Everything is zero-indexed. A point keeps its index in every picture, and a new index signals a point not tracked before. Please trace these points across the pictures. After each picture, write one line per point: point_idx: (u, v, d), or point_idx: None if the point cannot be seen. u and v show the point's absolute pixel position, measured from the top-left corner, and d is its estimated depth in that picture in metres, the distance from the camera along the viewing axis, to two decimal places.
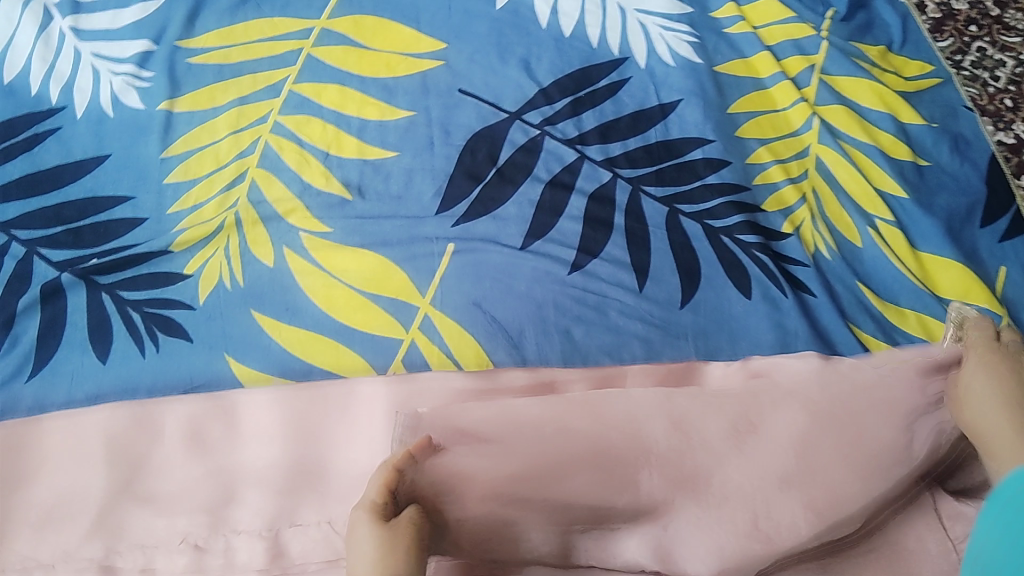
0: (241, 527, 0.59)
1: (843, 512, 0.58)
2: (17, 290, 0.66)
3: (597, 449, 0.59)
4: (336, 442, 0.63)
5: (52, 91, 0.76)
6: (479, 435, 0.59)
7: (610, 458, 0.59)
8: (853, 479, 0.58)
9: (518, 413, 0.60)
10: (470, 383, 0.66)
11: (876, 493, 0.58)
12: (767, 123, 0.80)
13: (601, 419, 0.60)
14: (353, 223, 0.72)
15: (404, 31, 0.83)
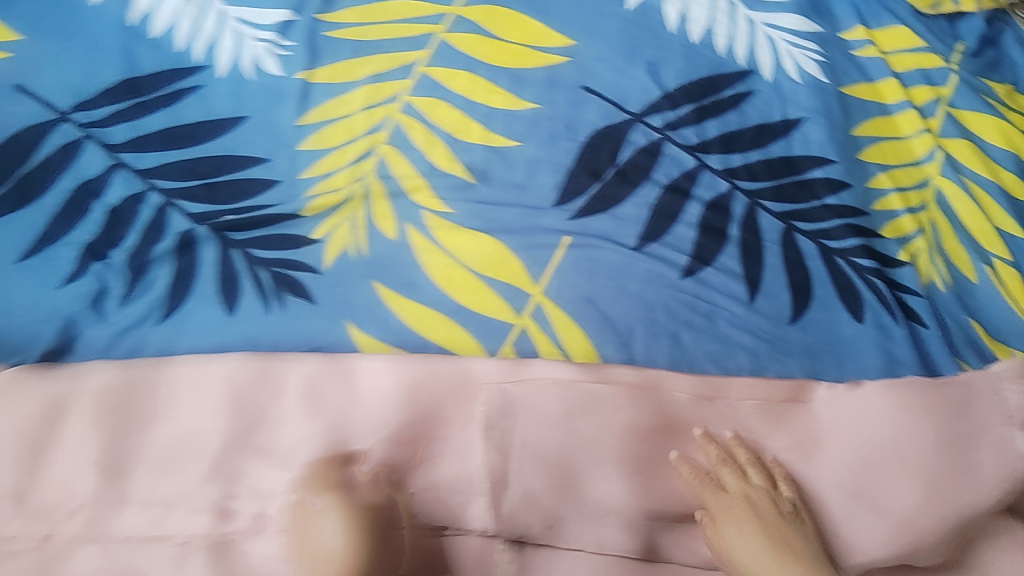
0: None
1: (918, 528, 0.62)
2: (153, 237, 0.69)
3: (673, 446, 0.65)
4: (447, 415, 0.64)
5: (197, 50, 0.78)
6: (571, 419, 0.65)
7: (683, 450, 0.65)
8: (921, 496, 0.63)
9: (603, 404, 0.65)
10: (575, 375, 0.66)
11: (944, 512, 0.63)
12: (889, 150, 0.80)
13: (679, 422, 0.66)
14: (475, 207, 0.74)
15: (535, 25, 0.84)
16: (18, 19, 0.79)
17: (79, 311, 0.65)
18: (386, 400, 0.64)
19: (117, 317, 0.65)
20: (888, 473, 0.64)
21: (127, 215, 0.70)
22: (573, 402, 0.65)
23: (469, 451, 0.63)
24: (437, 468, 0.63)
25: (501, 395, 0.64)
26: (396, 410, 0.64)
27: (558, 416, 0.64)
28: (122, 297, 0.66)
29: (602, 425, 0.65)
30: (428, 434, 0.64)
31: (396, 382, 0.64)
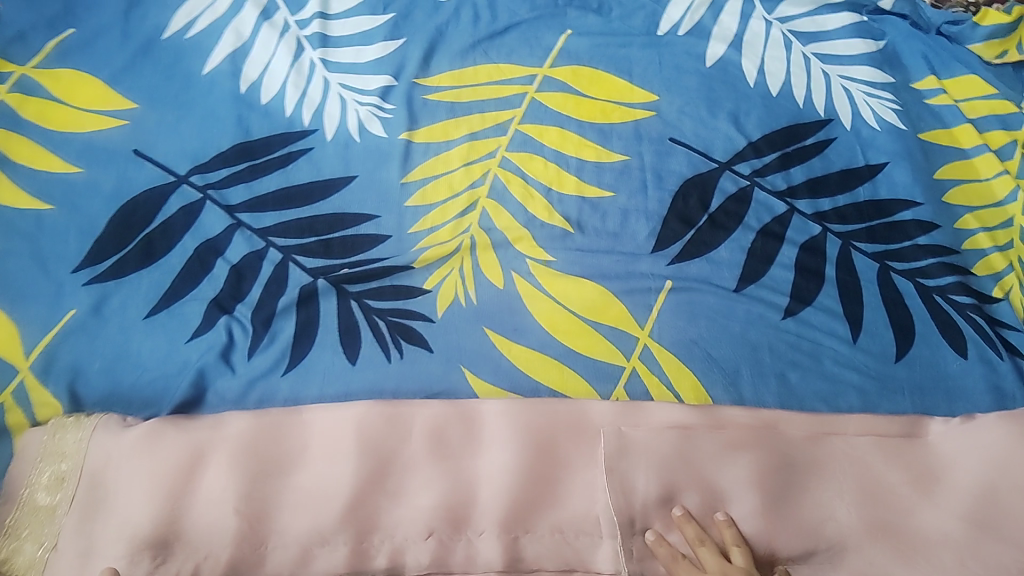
0: (481, 529, 0.63)
1: None
2: (275, 292, 0.72)
3: (791, 485, 0.65)
4: (569, 456, 0.66)
5: (304, 115, 0.83)
6: (685, 461, 0.65)
7: (800, 489, 0.65)
8: None
9: (710, 448, 0.65)
10: (691, 416, 0.67)
11: None
12: (973, 191, 0.82)
13: (795, 460, 0.66)
14: (574, 255, 0.77)
15: (618, 82, 0.88)
16: (132, 89, 0.84)
17: (210, 362, 0.68)
18: (510, 442, 0.65)
19: (245, 370, 0.68)
20: (1005, 503, 0.64)
21: (249, 271, 0.73)
22: (691, 442, 0.65)
23: (592, 490, 0.65)
24: (563, 508, 0.64)
25: (621, 435, 0.65)
26: (519, 452, 0.65)
27: (677, 456, 0.65)
28: (249, 349, 0.69)
29: (725, 467, 0.65)
30: (552, 475, 0.65)
31: (518, 424, 0.66)
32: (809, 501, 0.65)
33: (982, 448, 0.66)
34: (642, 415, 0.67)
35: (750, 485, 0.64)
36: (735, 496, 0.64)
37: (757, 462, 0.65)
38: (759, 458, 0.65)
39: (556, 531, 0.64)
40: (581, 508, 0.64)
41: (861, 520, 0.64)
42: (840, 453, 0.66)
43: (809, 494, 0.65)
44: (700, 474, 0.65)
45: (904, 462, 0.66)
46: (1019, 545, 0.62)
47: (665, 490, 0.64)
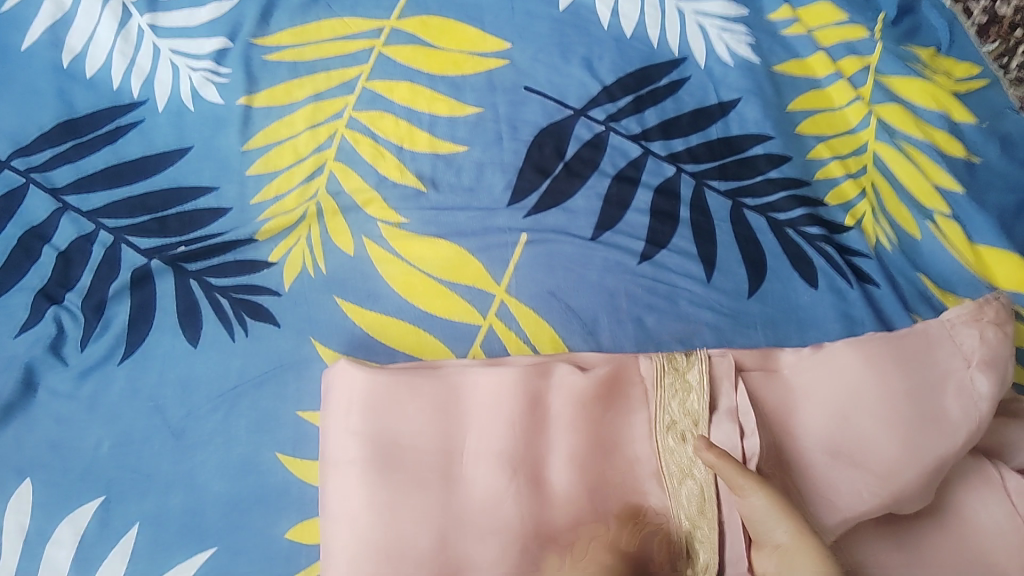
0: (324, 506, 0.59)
1: (901, 482, 0.60)
2: (106, 275, 0.68)
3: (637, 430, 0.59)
4: (433, 438, 0.58)
5: (134, 85, 0.78)
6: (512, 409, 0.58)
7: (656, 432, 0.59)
8: (891, 445, 0.61)
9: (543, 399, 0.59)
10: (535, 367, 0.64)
11: (919, 458, 0.60)
12: (824, 121, 0.83)
13: None
14: (429, 215, 0.75)
15: (469, 31, 0.85)
16: None
17: (38, 356, 0.65)
18: (374, 430, 0.58)
19: (78, 360, 0.65)
20: (860, 427, 0.61)
21: (78, 255, 0.69)
22: (550, 396, 0.59)
23: (475, 469, 0.57)
24: (448, 495, 0.56)
25: (477, 402, 0.59)
26: (386, 440, 0.58)
27: (551, 418, 0.59)
28: (81, 339, 0.66)
29: (592, 418, 0.59)
30: (426, 464, 0.57)
31: (381, 408, 0.59)
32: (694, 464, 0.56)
33: (835, 376, 0.63)
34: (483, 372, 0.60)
35: (614, 448, 0.59)
36: (611, 465, 0.58)
37: (615, 417, 0.60)
38: (619, 414, 0.60)
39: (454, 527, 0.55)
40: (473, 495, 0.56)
41: (761, 485, 0.52)
42: (717, 404, 0.58)
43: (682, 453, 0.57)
44: (567, 428, 0.58)
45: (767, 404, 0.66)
46: (871, 472, 0.60)
47: (543, 458, 0.58)
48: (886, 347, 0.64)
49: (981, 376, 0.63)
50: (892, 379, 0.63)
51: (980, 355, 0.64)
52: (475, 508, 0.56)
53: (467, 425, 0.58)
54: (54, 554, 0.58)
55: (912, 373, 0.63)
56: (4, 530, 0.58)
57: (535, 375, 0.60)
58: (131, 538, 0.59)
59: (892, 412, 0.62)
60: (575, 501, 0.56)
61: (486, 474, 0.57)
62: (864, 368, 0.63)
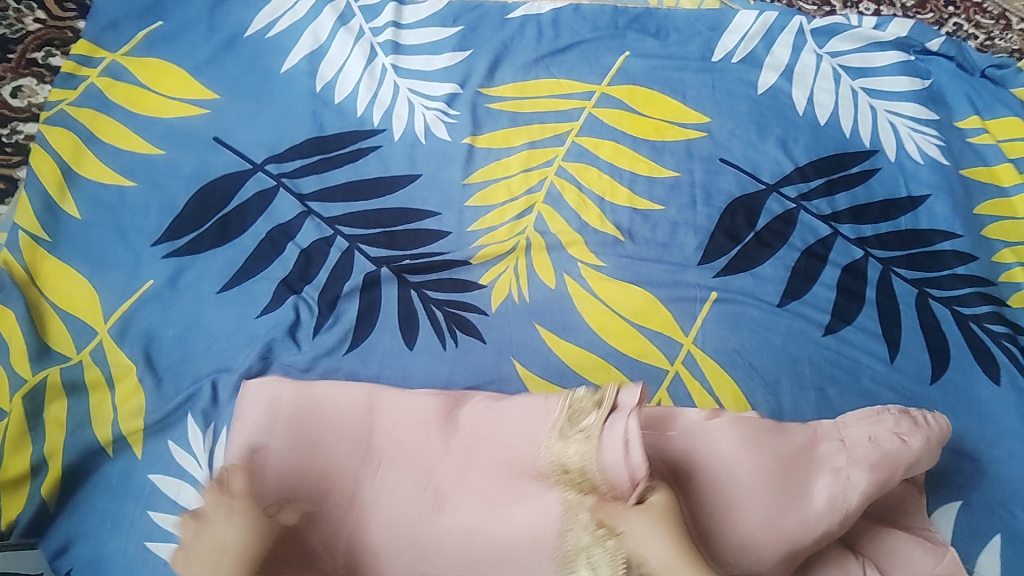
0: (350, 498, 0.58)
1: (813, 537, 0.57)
2: (340, 276, 0.76)
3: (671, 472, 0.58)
4: (345, 438, 0.60)
5: (375, 115, 0.87)
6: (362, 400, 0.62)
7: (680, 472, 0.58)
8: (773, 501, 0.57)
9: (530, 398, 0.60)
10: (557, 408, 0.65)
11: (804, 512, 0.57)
12: (1011, 227, 0.85)
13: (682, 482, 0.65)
14: (624, 261, 0.80)
15: (672, 102, 0.92)
16: (215, 80, 0.89)
17: (278, 337, 0.72)
18: (311, 417, 0.61)
19: (310, 346, 0.72)
20: (756, 475, 0.58)
21: (317, 255, 0.77)
22: (449, 416, 0.61)
23: (436, 479, 0.58)
24: (347, 495, 0.58)
25: (451, 429, 0.60)
26: (275, 436, 0.60)
27: (476, 435, 0.59)
28: (314, 328, 0.73)
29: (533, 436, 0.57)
30: (367, 466, 0.59)
31: (299, 405, 0.61)
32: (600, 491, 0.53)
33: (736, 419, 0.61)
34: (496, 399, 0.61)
35: (498, 463, 0.57)
36: (528, 490, 0.56)
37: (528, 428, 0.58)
38: (520, 430, 0.58)
39: (335, 526, 0.57)
40: (389, 503, 0.57)
41: (641, 510, 0.51)
42: (618, 415, 0.54)
43: (582, 466, 0.54)
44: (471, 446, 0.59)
45: (931, 493, 0.69)
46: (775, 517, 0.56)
47: (520, 478, 0.56)
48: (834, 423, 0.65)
49: (909, 437, 0.64)
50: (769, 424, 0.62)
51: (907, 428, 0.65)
52: (379, 515, 0.57)
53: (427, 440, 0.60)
54: None
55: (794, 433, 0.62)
56: None
57: (485, 409, 0.60)
58: None
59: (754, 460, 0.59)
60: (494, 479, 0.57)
61: (394, 457, 0.59)
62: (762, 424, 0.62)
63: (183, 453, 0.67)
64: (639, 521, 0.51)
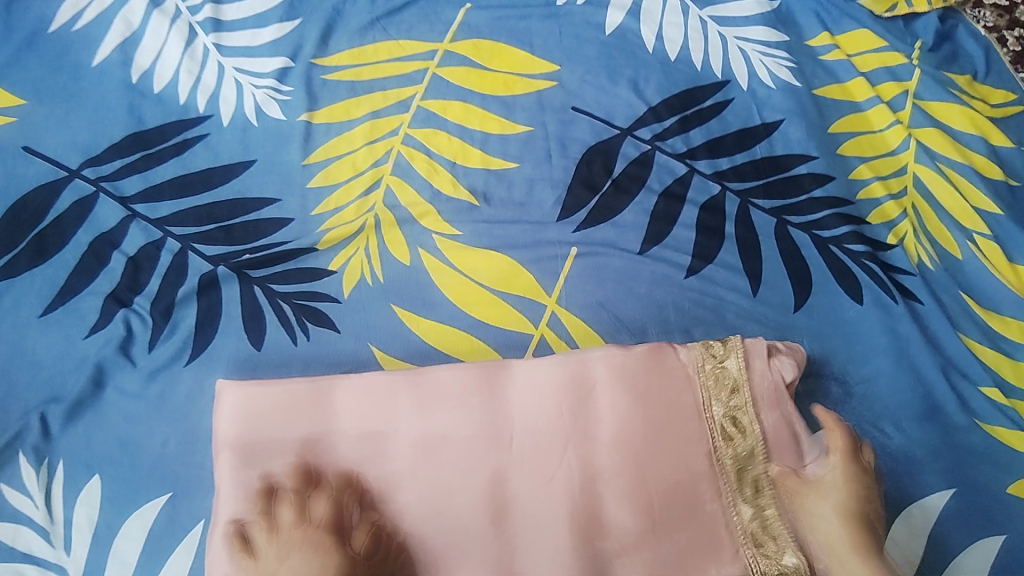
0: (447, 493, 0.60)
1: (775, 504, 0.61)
2: (174, 281, 0.71)
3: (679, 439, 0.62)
4: (438, 427, 0.61)
5: (199, 102, 0.81)
6: (424, 383, 0.63)
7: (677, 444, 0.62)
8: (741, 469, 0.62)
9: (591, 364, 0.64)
10: (495, 373, 0.64)
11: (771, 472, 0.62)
12: (867, 142, 0.85)
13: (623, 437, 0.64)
14: (481, 227, 0.76)
15: (519, 53, 0.87)
16: (17, 84, 0.81)
17: (109, 356, 0.67)
18: (373, 421, 0.62)
19: (147, 361, 0.67)
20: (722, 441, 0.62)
21: (147, 261, 0.72)
22: (531, 377, 0.64)
23: (539, 443, 0.62)
24: (463, 481, 0.60)
25: (542, 389, 0.63)
26: (358, 440, 0.61)
27: (624, 397, 0.63)
28: (149, 341, 0.68)
29: (631, 399, 0.63)
30: (479, 448, 0.61)
31: (377, 402, 0.62)
32: (751, 458, 0.62)
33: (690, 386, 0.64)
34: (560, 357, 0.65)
35: (622, 425, 0.62)
36: (697, 450, 0.62)
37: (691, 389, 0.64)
38: (655, 396, 0.63)
39: (461, 512, 0.59)
40: (531, 482, 0.61)
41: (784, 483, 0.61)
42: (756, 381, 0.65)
43: (744, 434, 0.63)
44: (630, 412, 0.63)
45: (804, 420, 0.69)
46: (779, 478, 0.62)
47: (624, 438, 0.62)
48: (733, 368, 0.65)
49: (787, 375, 0.66)
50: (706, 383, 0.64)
51: (789, 372, 0.66)
52: (512, 492, 0.60)
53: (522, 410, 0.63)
54: (122, 547, 0.61)
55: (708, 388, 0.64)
56: (75, 524, 0.61)
57: (573, 373, 0.64)
58: (195, 536, 0.61)
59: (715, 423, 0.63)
60: (632, 445, 0.62)
61: (542, 443, 0.62)
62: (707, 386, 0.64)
63: (19, 495, 0.62)
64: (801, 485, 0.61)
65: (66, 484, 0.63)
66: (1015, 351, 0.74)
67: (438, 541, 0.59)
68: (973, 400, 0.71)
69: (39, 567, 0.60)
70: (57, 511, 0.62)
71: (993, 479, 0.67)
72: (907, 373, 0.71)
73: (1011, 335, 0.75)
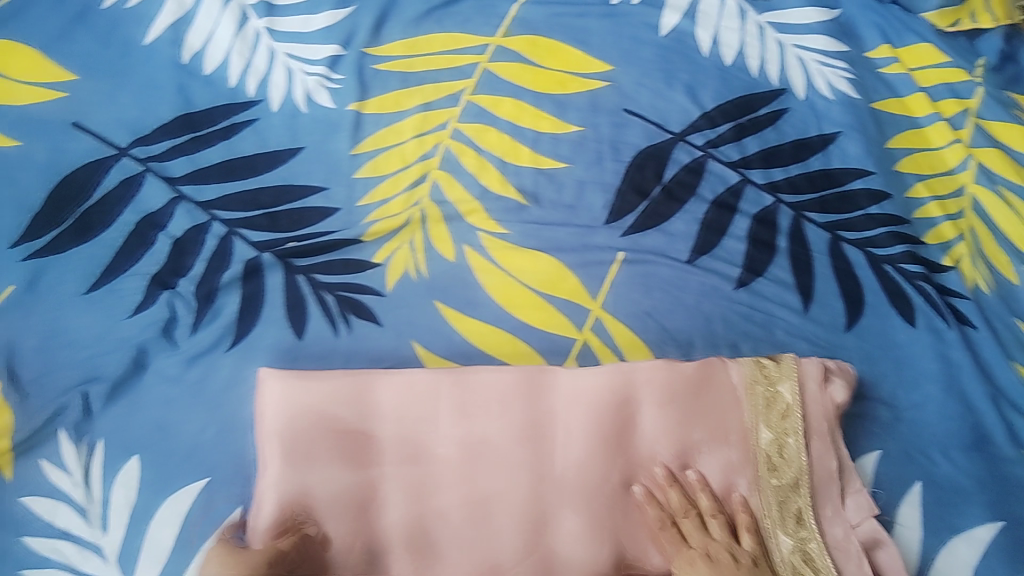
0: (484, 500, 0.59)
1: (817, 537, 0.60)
2: (218, 266, 0.70)
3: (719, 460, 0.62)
4: (479, 433, 0.60)
5: (250, 85, 0.81)
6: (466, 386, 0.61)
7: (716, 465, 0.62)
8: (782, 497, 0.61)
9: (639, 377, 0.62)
10: (541, 378, 0.62)
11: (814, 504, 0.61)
12: (924, 161, 0.82)
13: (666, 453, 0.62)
14: (530, 228, 0.75)
15: (574, 52, 0.86)
16: (68, 58, 0.80)
17: (150, 338, 0.67)
18: (413, 423, 0.60)
19: (188, 345, 0.67)
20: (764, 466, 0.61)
21: (191, 245, 0.71)
22: (577, 386, 0.62)
23: (580, 456, 0.61)
24: (501, 490, 0.59)
25: (587, 400, 0.61)
26: (397, 440, 0.60)
27: (670, 414, 0.62)
28: (192, 325, 0.68)
29: (675, 418, 0.62)
30: (519, 457, 0.60)
31: (418, 402, 0.61)
32: (797, 486, 0.61)
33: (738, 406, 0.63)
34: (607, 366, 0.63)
35: (663, 443, 0.62)
36: (738, 473, 0.62)
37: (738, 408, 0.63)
38: (701, 415, 0.62)
39: (501, 521, 0.59)
40: (569, 494, 0.60)
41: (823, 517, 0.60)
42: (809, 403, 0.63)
43: (790, 462, 0.61)
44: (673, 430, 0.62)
45: (851, 443, 0.67)
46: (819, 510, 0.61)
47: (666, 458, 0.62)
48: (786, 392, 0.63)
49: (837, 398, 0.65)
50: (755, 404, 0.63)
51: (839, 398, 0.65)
52: (554, 503, 0.60)
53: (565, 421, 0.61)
54: (156, 532, 0.60)
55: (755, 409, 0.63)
56: (112, 503, 0.61)
57: (620, 386, 0.62)
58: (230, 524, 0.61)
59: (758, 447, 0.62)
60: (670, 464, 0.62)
61: (584, 457, 0.61)
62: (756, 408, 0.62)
63: (58, 470, 0.62)
64: (839, 521, 0.61)
65: (104, 465, 0.62)
66: None
67: (474, 546, 0.59)
68: None
69: (76, 544, 0.60)
70: (95, 490, 0.62)
71: None
72: (956, 402, 0.69)
73: None
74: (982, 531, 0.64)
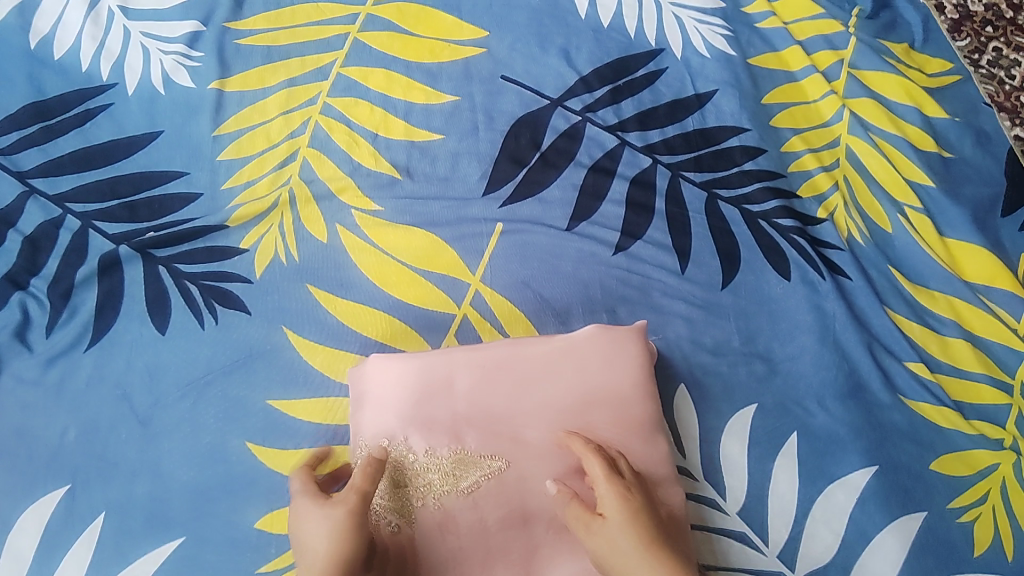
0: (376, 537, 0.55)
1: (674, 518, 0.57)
2: (74, 262, 0.67)
3: (568, 421, 0.59)
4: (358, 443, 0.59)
5: (103, 69, 0.77)
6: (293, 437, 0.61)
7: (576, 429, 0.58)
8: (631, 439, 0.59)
9: (467, 376, 0.59)
10: (364, 394, 0.60)
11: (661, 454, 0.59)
12: (800, 114, 0.83)
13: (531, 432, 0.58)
14: (403, 204, 0.73)
15: (446, 19, 0.84)
16: None
17: (4, 343, 0.64)
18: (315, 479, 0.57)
19: (44, 347, 0.64)
20: (602, 414, 0.59)
21: (45, 241, 0.68)
22: (435, 387, 0.59)
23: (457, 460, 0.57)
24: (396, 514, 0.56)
25: (443, 402, 0.59)
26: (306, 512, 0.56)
27: (508, 393, 0.59)
28: (47, 326, 0.65)
29: (523, 400, 0.59)
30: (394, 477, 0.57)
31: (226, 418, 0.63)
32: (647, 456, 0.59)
33: (563, 371, 0.60)
34: (452, 371, 0.59)
35: (522, 418, 0.59)
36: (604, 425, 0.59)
37: (607, 392, 0.60)
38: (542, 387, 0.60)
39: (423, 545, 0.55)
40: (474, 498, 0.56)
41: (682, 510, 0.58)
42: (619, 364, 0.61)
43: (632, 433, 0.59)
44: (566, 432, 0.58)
45: (726, 400, 0.68)
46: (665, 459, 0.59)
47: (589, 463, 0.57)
48: (590, 352, 0.61)
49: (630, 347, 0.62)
50: (575, 366, 0.60)
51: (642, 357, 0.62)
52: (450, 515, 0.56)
53: (428, 417, 0.58)
54: (17, 543, 0.58)
55: (584, 372, 0.60)
56: None
57: (460, 385, 0.59)
58: (96, 528, 0.58)
59: (592, 399, 0.60)
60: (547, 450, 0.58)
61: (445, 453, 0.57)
62: (581, 369, 0.60)
63: None
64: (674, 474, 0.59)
65: None
66: (941, 327, 0.73)
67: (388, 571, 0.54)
68: (897, 376, 0.70)
69: None
70: None
71: (916, 457, 0.66)
72: (831, 351, 0.70)
73: (939, 310, 0.74)
74: (857, 476, 0.65)
